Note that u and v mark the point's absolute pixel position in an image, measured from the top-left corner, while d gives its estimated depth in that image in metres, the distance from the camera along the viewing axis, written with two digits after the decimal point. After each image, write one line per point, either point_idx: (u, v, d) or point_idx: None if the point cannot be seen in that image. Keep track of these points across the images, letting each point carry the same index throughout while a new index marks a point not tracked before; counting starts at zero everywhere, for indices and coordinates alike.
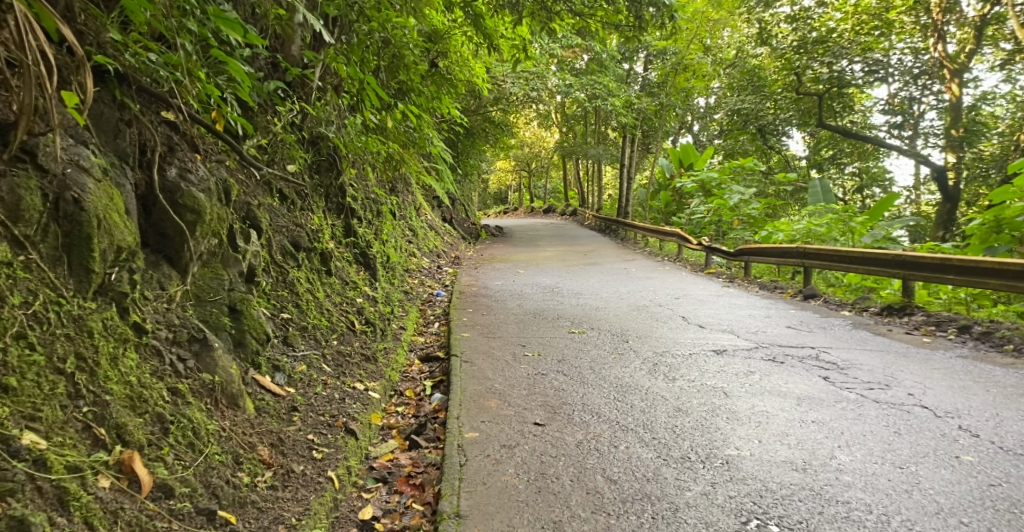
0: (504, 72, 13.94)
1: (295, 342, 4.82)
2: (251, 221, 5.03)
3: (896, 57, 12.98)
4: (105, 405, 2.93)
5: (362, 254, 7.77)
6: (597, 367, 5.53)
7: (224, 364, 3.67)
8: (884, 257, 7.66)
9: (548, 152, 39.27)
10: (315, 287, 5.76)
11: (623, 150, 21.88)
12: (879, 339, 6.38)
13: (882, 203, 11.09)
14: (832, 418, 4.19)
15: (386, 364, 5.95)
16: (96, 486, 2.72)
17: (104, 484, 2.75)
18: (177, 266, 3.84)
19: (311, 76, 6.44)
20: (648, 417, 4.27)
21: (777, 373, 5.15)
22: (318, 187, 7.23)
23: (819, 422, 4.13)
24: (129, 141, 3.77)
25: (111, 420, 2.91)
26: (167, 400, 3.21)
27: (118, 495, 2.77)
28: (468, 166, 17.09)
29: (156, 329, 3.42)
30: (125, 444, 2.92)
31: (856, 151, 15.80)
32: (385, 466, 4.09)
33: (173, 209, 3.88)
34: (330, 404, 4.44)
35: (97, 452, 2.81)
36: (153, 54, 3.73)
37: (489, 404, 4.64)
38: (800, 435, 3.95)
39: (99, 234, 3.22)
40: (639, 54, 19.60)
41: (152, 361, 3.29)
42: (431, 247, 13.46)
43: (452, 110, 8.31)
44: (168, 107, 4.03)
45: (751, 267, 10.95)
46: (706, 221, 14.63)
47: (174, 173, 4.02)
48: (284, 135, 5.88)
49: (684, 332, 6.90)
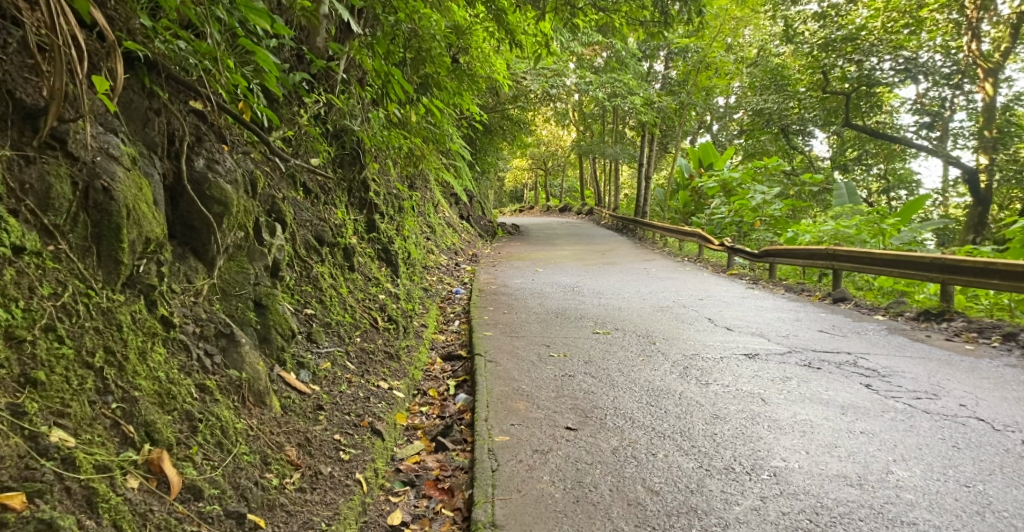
0: (525, 69, 13.82)
1: (320, 339, 4.73)
2: (276, 215, 4.95)
3: (928, 56, 12.71)
4: (133, 402, 2.84)
5: (384, 250, 7.67)
6: (625, 369, 5.40)
7: (251, 360, 3.58)
8: (921, 260, 7.45)
9: (564, 151, 39.15)
10: (339, 283, 5.68)
11: (642, 149, 21.70)
12: (917, 345, 6.20)
13: (912, 205, 10.86)
14: (882, 430, 4.04)
15: (409, 362, 5.86)
16: (126, 486, 2.63)
17: (133, 485, 2.66)
18: (203, 259, 3.76)
19: (337, 69, 6.37)
20: (684, 423, 4.14)
21: (815, 379, 5.00)
22: (341, 181, 7.14)
23: (868, 433, 3.99)
24: (158, 131, 3.67)
25: (140, 418, 2.82)
26: (195, 397, 3.12)
27: (147, 496, 2.67)
28: (485, 163, 16.99)
29: (184, 323, 3.33)
30: (154, 442, 2.83)
31: (882, 152, 15.56)
32: (412, 469, 3.98)
33: (201, 200, 3.80)
34: (355, 403, 4.34)
35: (125, 451, 2.72)
36: (183, 41, 3.64)
37: (517, 406, 4.53)
38: (849, 447, 3.81)
39: (128, 224, 3.13)
40: (660, 52, 19.41)
41: (179, 356, 3.20)
42: (449, 244, 13.37)
43: (473, 106, 8.21)
44: (197, 96, 3.94)
45: (775, 269, 10.75)
46: (728, 221, 14.44)
47: (202, 164, 3.93)
48: (309, 127, 5.80)
49: (711, 335, 6.75)
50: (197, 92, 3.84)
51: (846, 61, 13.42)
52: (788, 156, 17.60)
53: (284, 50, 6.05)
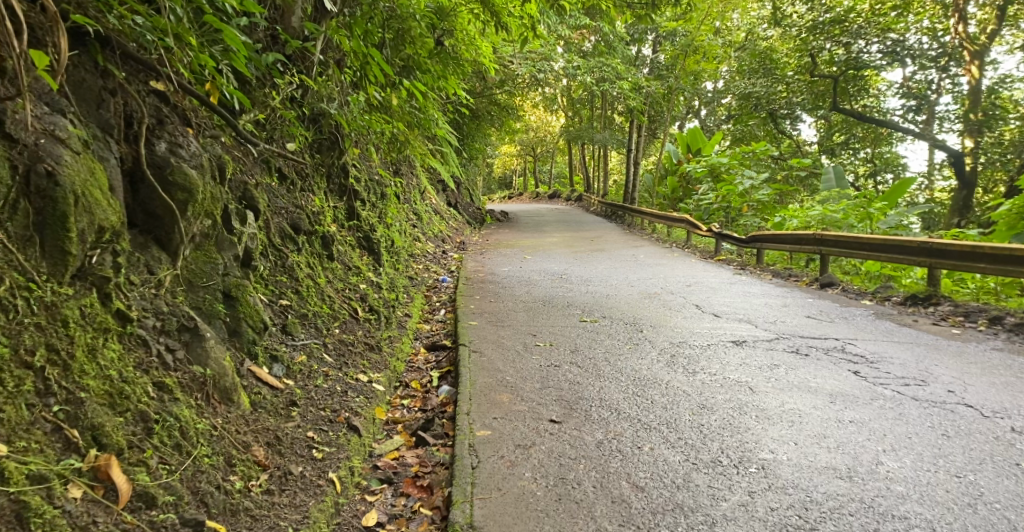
0: (513, 52, 13.63)
1: (295, 331, 4.57)
2: (248, 202, 4.78)
3: (915, 39, 12.58)
4: (79, 404, 2.68)
5: (365, 238, 7.48)
6: (612, 358, 5.27)
7: (217, 355, 3.41)
8: (907, 245, 7.34)
9: (553, 137, 38.91)
10: (316, 272, 5.50)
11: (631, 134, 21.53)
12: (904, 330, 6.10)
13: (899, 188, 10.75)
14: (871, 418, 3.92)
15: (390, 353, 5.70)
16: (66, 497, 2.50)
17: (74, 495, 2.52)
18: (167, 248, 3.60)
19: (313, 50, 6.16)
20: (671, 414, 4.00)
21: (803, 366, 4.87)
22: (320, 166, 6.95)
23: (857, 423, 3.86)
24: (113, 112, 3.50)
25: (86, 421, 2.67)
26: (152, 396, 2.95)
27: (90, 506, 2.53)
28: (473, 149, 16.80)
29: (143, 317, 3.15)
30: (102, 447, 2.68)
31: (869, 136, 15.45)
32: (390, 465, 3.83)
33: (162, 186, 3.63)
34: (331, 398, 4.18)
35: (68, 457, 2.58)
36: (139, 17, 3.46)
37: (500, 398, 4.38)
38: (838, 437, 3.69)
39: (76, 211, 2.94)
40: (649, 36, 19.22)
41: (136, 352, 3.04)
42: (436, 231, 13.20)
43: (459, 91, 8.02)
44: (157, 76, 3.76)
45: (763, 255, 10.63)
46: (715, 206, 14.33)
47: (164, 148, 3.76)
48: (283, 111, 5.60)
49: (699, 321, 6.64)
50: (155, 71, 3.66)
51: (834, 43, 13.32)
52: (776, 141, 17.47)
53: (256, 29, 5.85)
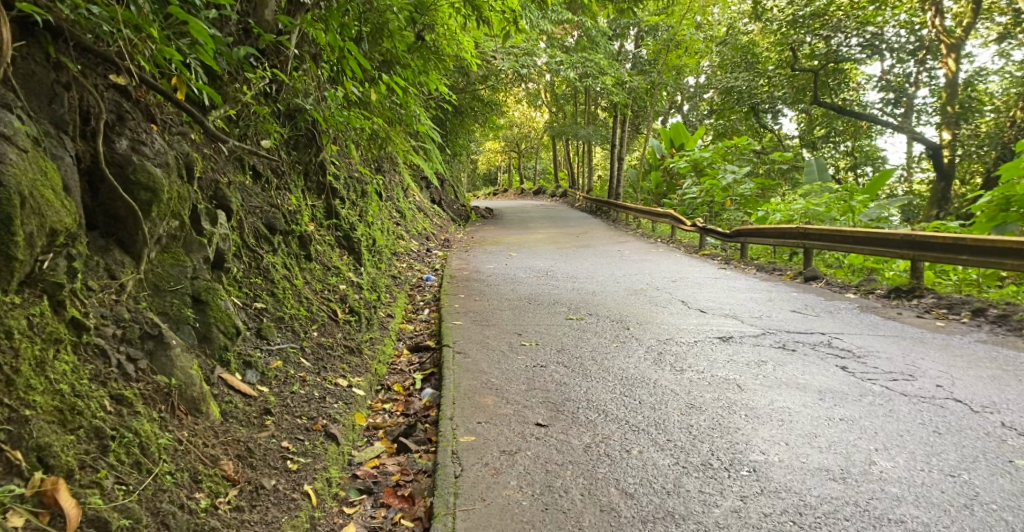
0: (494, 48, 13.47)
1: (270, 335, 4.41)
2: (220, 202, 4.61)
3: (893, 33, 12.49)
4: (23, 423, 2.50)
5: (346, 237, 7.31)
6: (598, 356, 5.14)
7: (183, 364, 3.24)
8: (890, 237, 7.25)
9: (536, 133, 38.77)
10: (293, 273, 5.32)
11: (613, 130, 21.41)
12: (889, 324, 6.01)
13: (880, 180, 10.67)
14: (862, 415, 3.81)
15: (371, 356, 5.53)
16: (6, 526, 2.32)
17: (16, 523, 2.35)
18: (129, 251, 3.48)
19: (287, 44, 5.98)
20: (659, 415, 3.87)
21: (791, 362, 4.76)
22: (297, 164, 6.77)
23: (848, 420, 3.75)
24: (66, 107, 3.36)
25: (31, 441, 2.49)
26: (109, 411, 2.79)
27: None
28: (456, 146, 16.62)
29: (102, 325, 3.01)
30: (48, 469, 2.50)
31: (849, 129, 15.41)
32: (370, 474, 3.67)
33: (123, 186, 3.50)
34: (308, 404, 4.01)
35: (8, 482, 2.39)
36: (93, 8, 3.29)
37: (484, 401, 4.24)
38: (830, 436, 3.57)
39: (22, 214, 2.76)
40: (631, 30, 19.11)
41: (92, 363, 2.88)
42: (420, 229, 13.02)
43: (441, 87, 7.86)
44: (116, 70, 3.62)
45: (747, 249, 10.55)
46: (699, 201, 14.24)
47: (125, 146, 3.63)
48: (256, 106, 5.42)
49: (686, 317, 6.52)
50: (113, 65, 3.52)
51: (815, 37, 13.23)
52: (758, 135, 17.45)
53: (227, 22, 5.67)
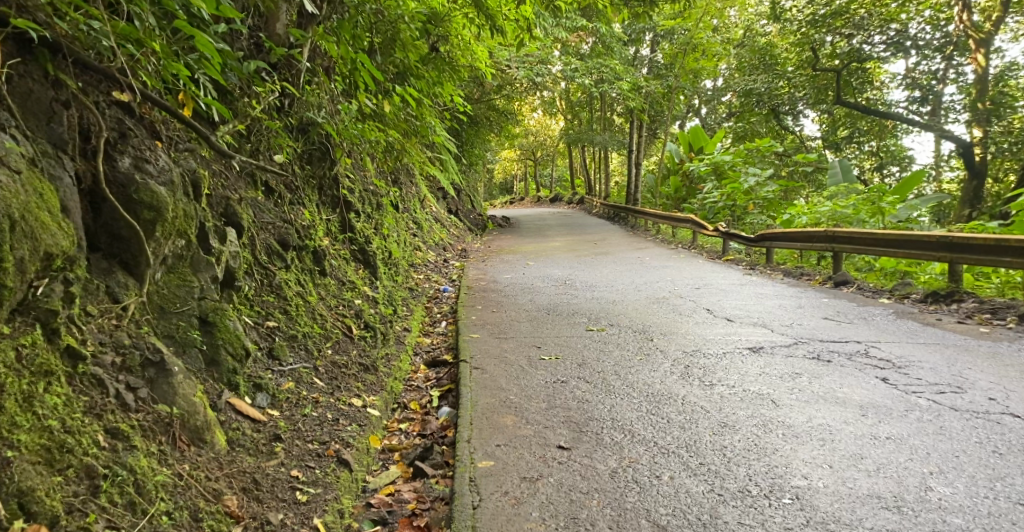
0: (508, 56, 13.35)
1: (283, 355, 4.28)
2: (230, 218, 4.52)
3: (919, 29, 12.11)
4: (5, 465, 2.37)
5: (361, 251, 7.18)
6: (622, 371, 4.94)
7: (186, 392, 3.11)
8: (926, 238, 6.92)
9: (553, 140, 38.68)
10: (307, 289, 5.19)
11: (631, 135, 21.14)
12: (928, 330, 5.74)
13: (910, 181, 10.35)
14: (911, 434, 3.57)
15: (388, 373, 5.37)
16: None
17: None
18: (134, 272, 3.38)
19: (299, 57, 5.88)
20: (689, 435, 3.66)
21: (827, 374, 4.53)
22: (310, 178, 6.65)
23: (895, 439, 3.52)
24: (66, 126, 3.25)
25: (15, 484, 2.35)
26: (103, 446, 2.66)
27: None
28: (471, 156, 16.54)
29: (100, 352, 2.90)
30: (31, 516, 2.36)
31: (874, 128, 15.04)
32: (384, 502, 3.51)
33: (126, 206, 3.39)
34: (320, 427, 3.86)
35: None
36: (93, 22, 3.19)
37: (503, 421, 4.07)
38: (877, 458, 3.34)
39: (14, 238, 2.66)
40: (646, 35, 18.88)
41: (87, 394, 2.75)
42: (436, 239, 12.90)
43: (455, 97, 7.72)
44: (118, 85, 3.52)
45: (773, 254, 10.25)
46: (720, 206, 13.95)
47: (127, 164, 3.51)
48: (267, 121, 5.32)
49: (712, 326, 6.30)
50: (113, 79, 3.42)
51: (836, 35, 12.93)
52: (780, 137, 17.13)
53: (237, 37, 5.60)
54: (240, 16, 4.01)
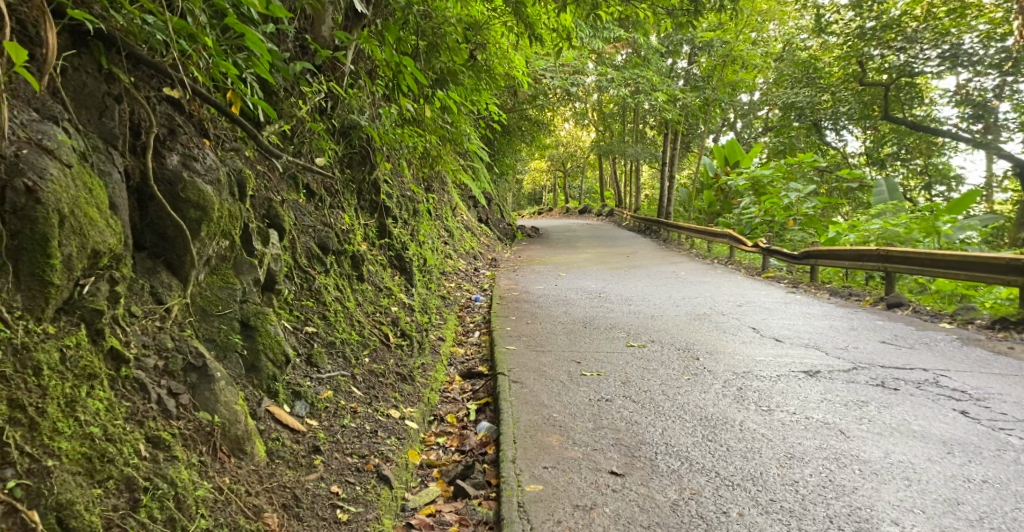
0: (544, 65, 13.22)
1: (321, 362, 4.15)
2: (272, 220, 4.41)
3: (973, 44, 11.68)
4: (44, 475, 2.25)
5: (397, 257, 7.04)
6: (670, 391, 4.74)
7: (228, 399, 2.98)
8: (992, 260, 6.62)
9: (583, 151, 38.46)
10: (345, 295, 5.06)
11: (666, 148, 20.86)
12: (998, 359, 5.45)
13: (962, 200, 9.97)
14: (1011, 478, 3.44)
15: (424, 384, 5.21)
16: None
17: None
18: (178, 273, 3.28)
19: (345, 59, 5.78)
20: (755, 467, 3.56)
21: (897, 404, 4.38)
22: (350, 182, 6.54)
23: (993, 484, 3.39)
24: (117, 121, 3.13)
25: (51, 497, 2.23)
26: (143, 455, 2.53)
27: None
28: (504, 165, 16.42)
29: (143, 355, 2.77)
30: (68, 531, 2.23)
31: (920, 146, 14.65)
32: (425, 523, 3.35)
33: (173, 205, 3.28)
34: (358, 440, 3.71)
35: None
36: (149, 16, 3.07)
37: (549, 441, 3.90)
38: (977, 505, 3.23)
39: (62, 234, 2.55)
40: (684, 47, 18.62)
41: (129, 399, 2.63)
42: (467, 248, 12.76)
43: (493, 105, 7.59)
44: (169, 81, 3.41)
45: (817, 272, 9.93)
46: (758, 221, 13.63)
47: (176, 161, 3.39)
48: (311, 122, 5.22)
49: (759, 347, 6.07)
50: (167, 76, 3.31)
51: (887, 49, 12.61)
52: (821, 152, 16.74)
53: (283, 38, 5.53)
54: (288, 16, 3.91)
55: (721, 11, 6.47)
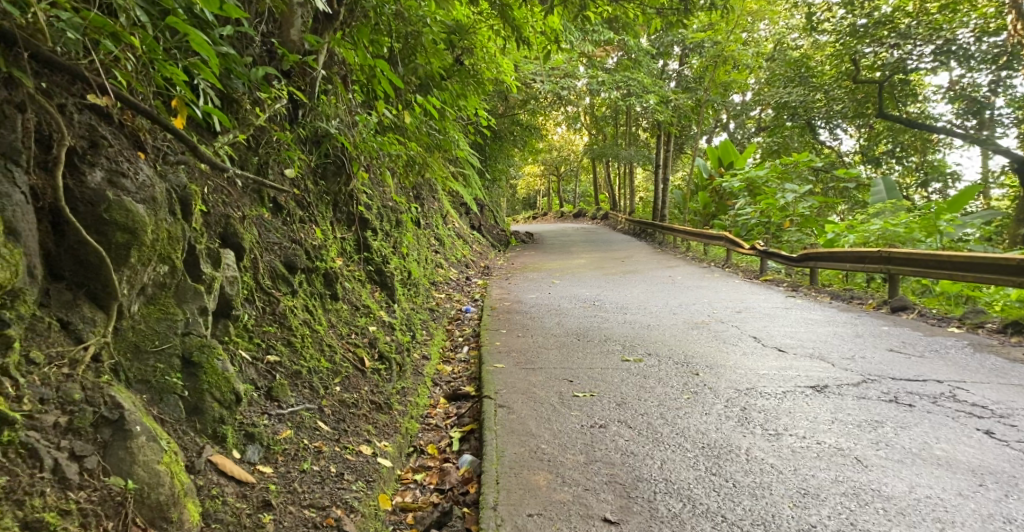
0: (533, 68, 12.80)
1: (284, 395, 3.72)
2: (229, 239, 3.99)
3: (966, 39, 11.31)
4: None
5: (378, 272, 6.60)
6: (669, 413, 4.32)
7: (150, 458, 2.68)
8: (1001, 262, 6.22)
9: (576, 155, 38.09)
10: (315, 316, 4.62)
11: (659, 150, 20.46)
12: (1017, 368, 5.04)
13: (961, 197, 9.61)
14: None
15: (403, 411, 4.77)
16: None
17: None
18: (103, 306, 2.87)
19: (315, 63, 5.34)
20: (765, 507, 3.17)
21: (916, 424, 3.96)
22: (325, 194, 6.11)
23: None
24: (19, 132, 2.74)
25: None
26: None
27: None
28: (495, 171, 16.00)
29: (41, 412, 2.53)
30: None
31: (916, 143, 14.30)
32: None
33: (93, 227, 2.88)
34: (320, 487, 3.32)
35: None
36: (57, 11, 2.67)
37: (534, 478, 3.51)
38: None
39: None
40: (674, 49, 18.24)
41: (13, 471, 2.36)
42: (459, 256, 12.33)
43: (481, 111, 7.14)
44: (87, 85, 3.01)
45: (817, 275, 9.50)
46: (753, 223, 13.24)
47: (99, 178, 2.99)
48: (275, 130, 4.79)
49: (765, 359, 5.64)
50: (81, 79, 2.89)
51: (880, 46, 12.16)
52: (815, 151, 16.38)
53: (247, 42, 5.11)
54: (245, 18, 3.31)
55: (711, 10, 5.94)
